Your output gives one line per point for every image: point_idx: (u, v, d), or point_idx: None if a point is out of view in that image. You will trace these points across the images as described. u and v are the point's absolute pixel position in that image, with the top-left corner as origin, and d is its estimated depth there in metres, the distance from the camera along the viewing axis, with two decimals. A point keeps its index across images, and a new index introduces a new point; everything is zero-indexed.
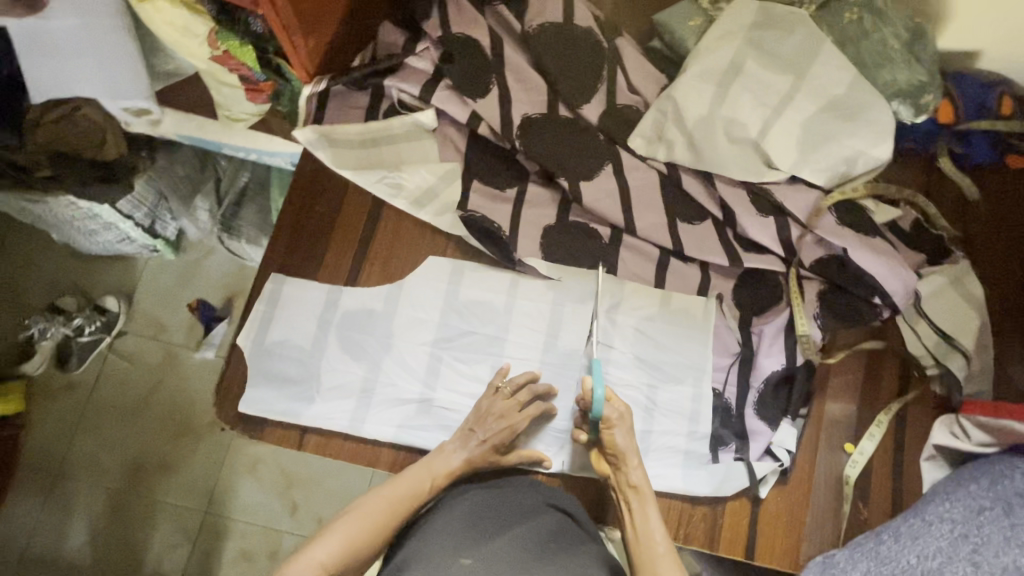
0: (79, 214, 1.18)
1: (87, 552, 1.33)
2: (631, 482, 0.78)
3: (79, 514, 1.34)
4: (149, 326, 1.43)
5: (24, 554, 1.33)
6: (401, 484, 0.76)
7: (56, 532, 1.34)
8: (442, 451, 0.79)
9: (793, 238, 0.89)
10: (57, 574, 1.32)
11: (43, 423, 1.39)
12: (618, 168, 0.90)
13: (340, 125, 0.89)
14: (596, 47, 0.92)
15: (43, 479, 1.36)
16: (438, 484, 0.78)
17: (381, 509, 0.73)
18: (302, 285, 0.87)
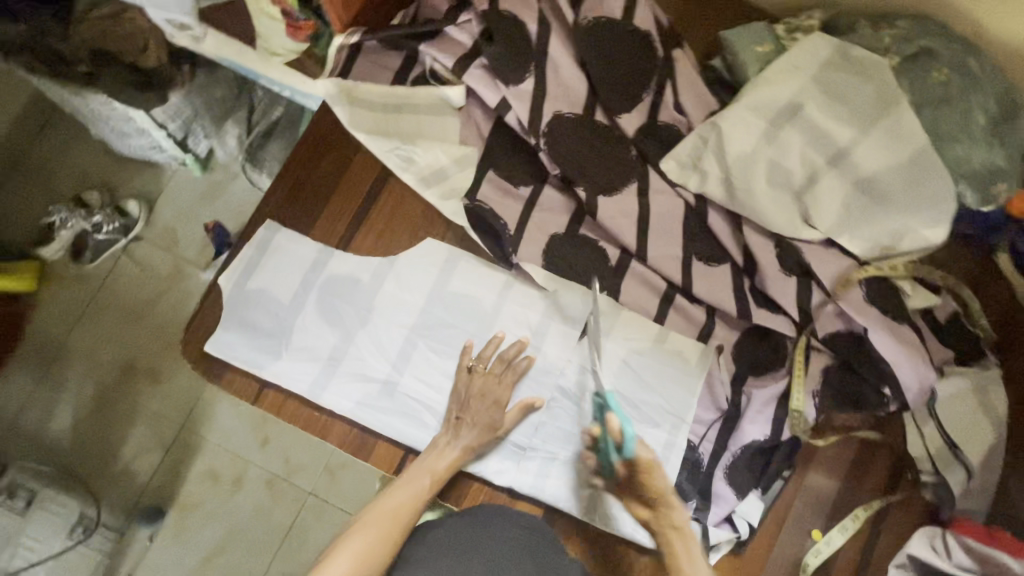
0: (116, 117, 1.17)
1: (68, 437, 1.38)
2: (674, 524, 0.71)
3: (67, 400, 1.39)
4: (164, 237, 1.44)
5: (13, 425, 1.38)
6: (402, 487, 0.74)
7: (42, 414, 1.38)
8: (435, 449, 0.77)
9: (811, 304, 0.82)
10: (37, 451, 1.37)
11: (50, 308, 1.42)
12: (643, 190, 0.84)
13: (365, 83, 0.84)
14: (650, 55, 0.85)
15: (42, 359, 1.40)
16: (440, 480, 0.75)
17: (387, 520, 0.69)
18: (295, 238, 0.85)
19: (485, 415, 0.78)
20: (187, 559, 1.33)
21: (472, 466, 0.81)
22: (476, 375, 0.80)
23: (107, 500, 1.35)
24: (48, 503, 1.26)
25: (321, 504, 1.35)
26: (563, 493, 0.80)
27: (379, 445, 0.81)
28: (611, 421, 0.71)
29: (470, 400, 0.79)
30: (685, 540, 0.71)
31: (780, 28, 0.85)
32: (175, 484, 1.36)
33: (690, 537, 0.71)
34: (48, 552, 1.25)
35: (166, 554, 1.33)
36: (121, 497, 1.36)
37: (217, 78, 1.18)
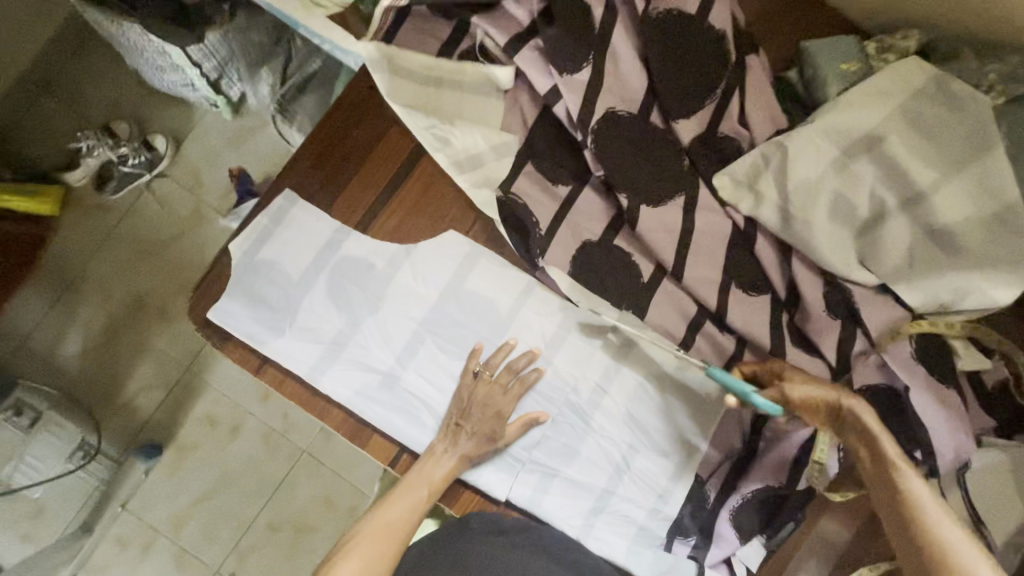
0: (153, 48, 1.14)
1: (76, 362, 1.38)
2: (859, 423, 0.66)
3: (78, 326, 1.39)
4: (188, 176, 1.42)
5: (23, 345, 1.38)
6: (399, 499, 0.72)
7: (52, 337, 1.38)
8: (432, 456, 0.74)
9: (851, 352, 0.76)
10: (46, 373, 1.37)
11: (70, 234, 1.40)
12: (690, 204, 0.77)
13: (408, 53, 0.79)
14: (721, 59, 0.78)
15: (57, 284, 1.39)
16: (436, 490, 0.73)
17: (383, 536, 0.70)
18: (311, 212, 0.81)
19: (484, 420, 0.75)
20: (179, 498, 1.35)
21: (469, 473, 0.78)
22: (481, 381, 0.76)
23: (109, 430, 1.36)
24: (51, 424, 1.27)
25: (314, 462, 1.36)
26: (558, 511, 0.78)
27: (373, 434, 0.78)
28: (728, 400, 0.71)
29: (474, 403, 0.76)
30: (881, 444, 0.64)
31: (871, 45, 0.79)
32: (174, 424, 1.37)
33: (885, 440, 0.64)
34: (48, 474, 1.28)
35: (160, 489, 1.35)
36: (122, 429, 1.37)
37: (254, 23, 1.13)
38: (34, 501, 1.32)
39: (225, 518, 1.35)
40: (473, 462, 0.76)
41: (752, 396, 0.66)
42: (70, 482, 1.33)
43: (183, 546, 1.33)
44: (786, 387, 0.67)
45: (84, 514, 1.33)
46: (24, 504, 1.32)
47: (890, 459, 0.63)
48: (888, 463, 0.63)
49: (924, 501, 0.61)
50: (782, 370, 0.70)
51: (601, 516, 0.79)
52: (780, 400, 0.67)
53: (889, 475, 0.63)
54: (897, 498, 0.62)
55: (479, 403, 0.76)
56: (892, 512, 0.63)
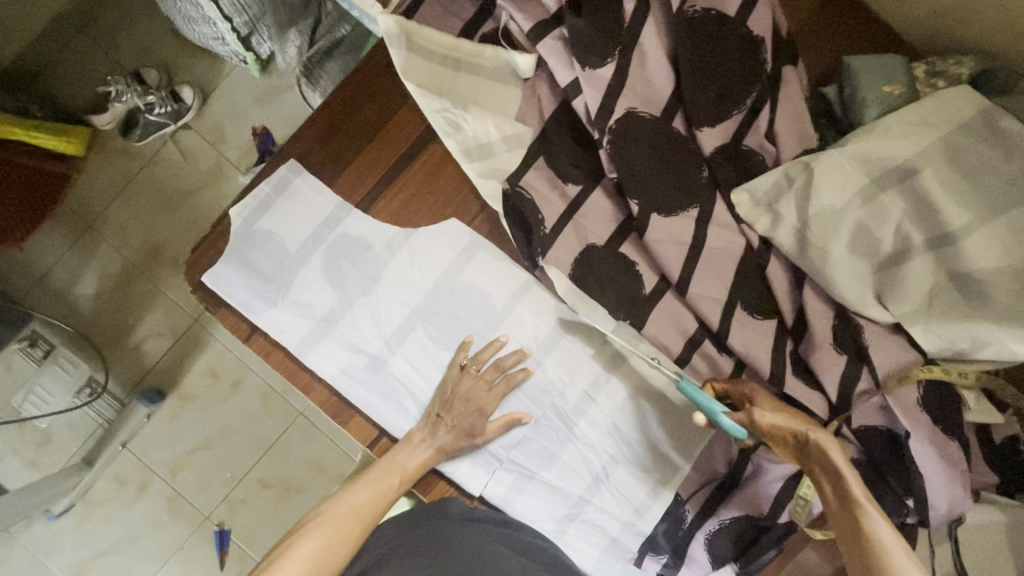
0: None
1: (91, 301, 1.41)
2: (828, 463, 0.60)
3: (95, 268, 1.41)
4: (212, 131, 1.42)
5: (42, 279, 1.41)
6: (370, 484, 0.73)
7: (71, 274, 1.41)
8: (409, 444, 0.75)
9: (853, 390, 0.73)
10: (60, 310, 1.40)
11: (93, 176, 1.42)
12: (703, 217, 0.74)
13: (427, 29, 0.75)
14: (756, 67, 0.73)
15: (78, 223, 1.42)
16: (408, 480, 0.74)
17: (348, 518, 0.70)
18: (315, 186, 0.82)
19: (465, 414, 0.76)
20: (176, 444, 1.39)
21: (445, 465, 0.78)
22: (464, 374, 0.77)
23: (117, 370, 1.40)
24: (63, 358, 1.33)
25: (307, 426, 1.38)
26: (531, 513, 0.78)
27: (358, 414, 0.81)
28: (697, 418, 0.69)
29: (458, 396, 0.76)
30: (849, 482, 0.58)
31: (919, 68, 0.74)
32: (177, 373, 1.40)
33: (853, 478, 0.58)
34: (58, 406, 1.32)
35: (159, 434, 1.39)
36: (129, 372, 1.40)
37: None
38: (41, 431, 1.37)
39: (217, 467, 1.38)
40: (447, 455, 0.76)
41: (719, 417, 0.65)
42: (75, 416, 1.38)
43: (176, 489, 1.37)
44: (753, 411, 0.65)
45: (87, 448, 1.38)
46: (31, 432, 1.37)
47: (854, 495, 0.57)
48: (852, 500, 0.57)
49: (888, 543, 0.54)
50: (754, 394, 0.68)
51: (575, 523, 0.78)
52: (748, 425, 0.65)
53: (856, 517, 0.57)
54: (859, 537, 0.55)
55: (462, 398, 0.76)
56: (853, 555, 0.55)
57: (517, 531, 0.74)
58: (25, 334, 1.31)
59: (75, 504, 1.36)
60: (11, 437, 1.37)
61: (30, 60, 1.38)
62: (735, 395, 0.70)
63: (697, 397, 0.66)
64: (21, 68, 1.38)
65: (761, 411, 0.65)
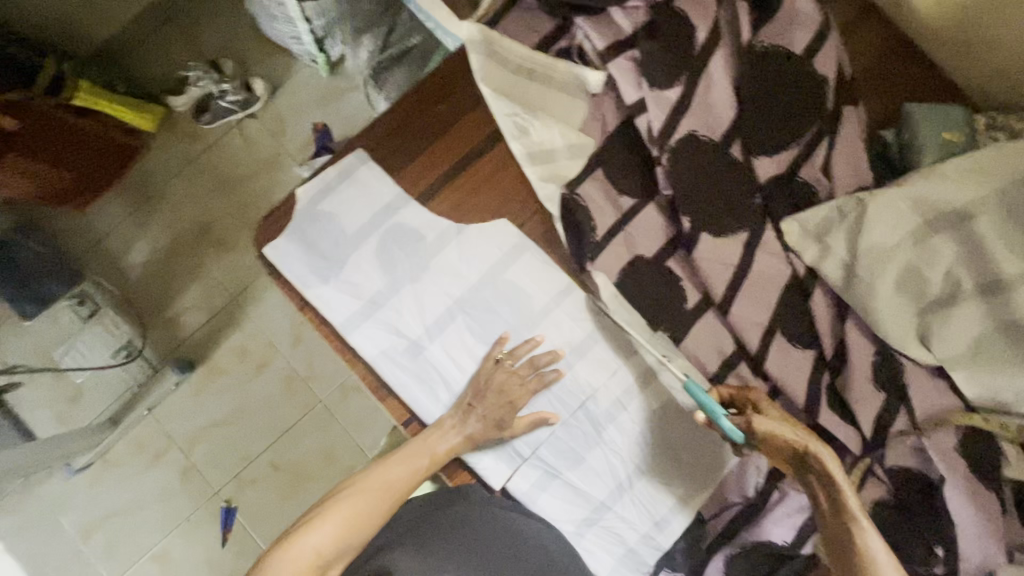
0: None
1: (139, 270, 1.48)
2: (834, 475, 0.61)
3: (148, 238, 1.49)
4: (275, 123, 1.50)
5: (96, 244, 1.48)
6: (401, 461, 0.74)
7: (124, 243, 1.48)
8: (440, 429, 0.77)
9: (888, 428, 0.74)
10: (110, 274, 1.47)
11: (158, 153, 1.51)
12: (751, 243, 0.76)
13: (509, 40, 0.81)
14: (817, 104, 0.76)
15: (139, 196, 1.50)
16: (436, 462, 0.76)
17: (378, 492, 0.71)
18: (377, 175, 0.87)
19: (497, 403, 0.77)
20: (198, 417, 1.43)
21: (470, 455, 0.79)
22: (500, 364, 0.79)
23: (153, 337, 1.46)
24: (105, 319, 1.42)
25: (325, 416, 1.42)
26: (550, 513, 0.78)
27: (391, 395, 0.83)
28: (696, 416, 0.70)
29: (491, 385, 0.78)
30: (845, 496, 0.60)
31: (980, 120, 0.76)
32: (210, 346, 1.45)
33: (849, 493, 0.60)
34: (94, 362, 1.42)
35: (183, 404, 1.43)
36: (164, 340, 1.46)
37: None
38: (75, 385, 1.43)
39: (234, 446, 1.42)
40: (474, 444, 0.78)
41: (719, 418, 0.67)
42: (109, 376, 1.44)
43: (191, 460, 1.41)
44: (753, 418, 0.66)
45: (115, 408, 1.43)
46: (65, 386, 1.43)
47: (850, 509, 0.59)
48: (847, 514, 0.59)
49: (877, 557, 0.56)
50: (758, 399, 0.70)
51: (593, 528, 0.78)
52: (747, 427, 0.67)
53: (847, 526, 0.59)
54: (851, 552, 0.58)
55: (493, 386, 0.78)
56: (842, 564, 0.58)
57: (541, 525, 0.75)
58: (76, 292, 1.42)
59: (94, 462, 1.41)
60: (46, 389, 1.43)
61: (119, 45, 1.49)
62: (739, 400, 0.72)
63: (699, 397, 0.68)
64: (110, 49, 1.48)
65: (762, 418, 0.66)
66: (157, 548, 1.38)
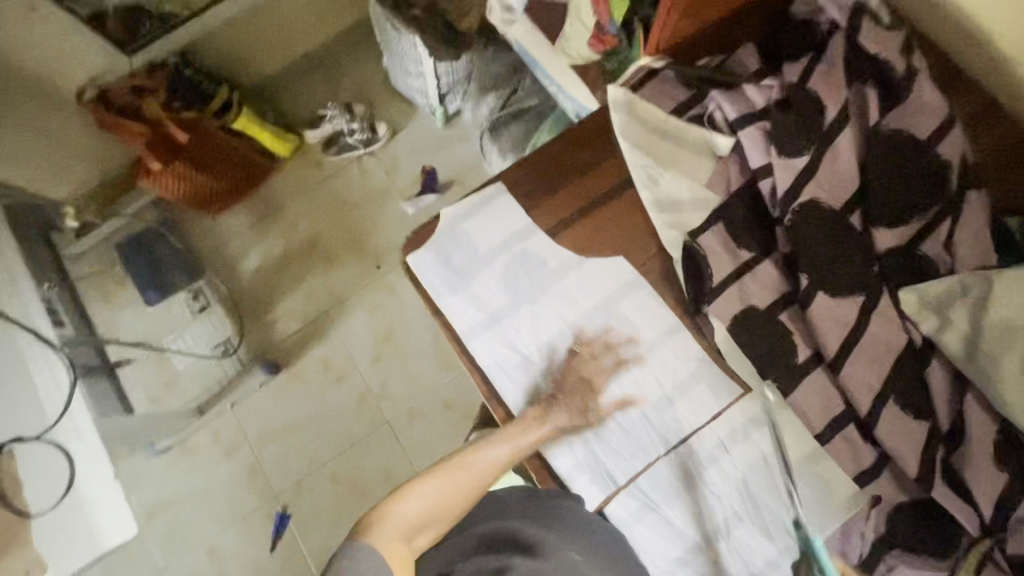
0: (411, 57, 1.43)
1: (251, 274, 1.60)
2: None
3: (259, 246, 1.62)
4: (389, 161, 1.65)
5: (212, 250, 1.61)
6: (488, 448, 0.85)
7: (237, 252, 1.62)
8: (527, 424, 0.85)
9: (1011, 515, 0.71)
10: (224, 275, 1.60)
11: (286, 174, 1.66)
12: (868, 307, 0.79)
13: (651, 105, 0.93)
14: (938, 183, 0.81)
15: (262, 210, 1.64)
16: (519, 453, 0.84)
17: (467, 472, 0.85)
18: (513, 205, 0.97)
19: (580, 400, 0.85)
20: (276, 417, 1.51)
21: (570, 475, 0.83)
22: (593, 363, 0.87)
23: (249, 338, 1.56)
24: (213, 315, 1.55)
25: (391, 436, 1.47)
26: (646, 544, 0.81)
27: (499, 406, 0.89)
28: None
29: (582, 388, 0.85)
30: None
31: None
32: (297, 353, 1.54)
33: None
34: (196, 350, 1.53)
35: (263, 404, 1.52)
36: (257, 341, 1.56)
37: (489, 56, 1.36)
38: (173, 371, 1.54)
39: (300, 453, 1.48)
40: (579, 459, 0.84)
41: None
42: (206, 368, 1.54)
43: (259, 460, 1.48)
44: None
45: (202, 398, 1.52)
46: (164, 371, 1.54)
47: None
48: None
49: None
50: None
51: (686, 569, 0.80)
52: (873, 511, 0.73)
53: None
54: None
55: (581, 386, 0.85)
56: None
57: (618, 539, 0.82)
58: (194, 286, 1.54)
59: (174, 446, 1.50)
60: (148, 370, 1.54)
61: (275, 82, 1.71)
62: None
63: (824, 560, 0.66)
64: (266, 85, 1.70)
65: None
66: (210, 540, 1.44)
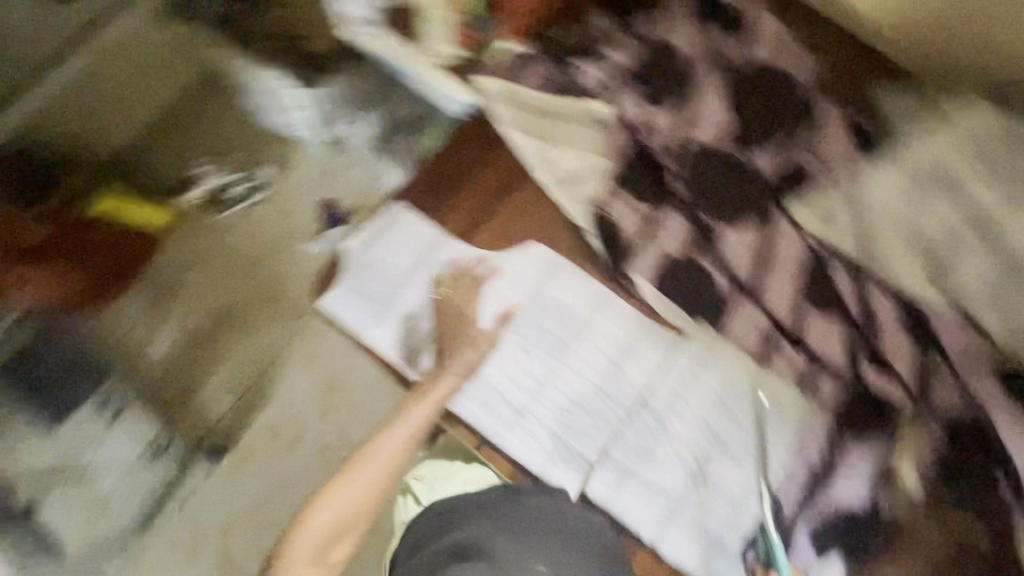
0: (270, 100, 1.09)
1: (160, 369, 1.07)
2: None
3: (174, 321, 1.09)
4: (281, 221, 1.09)
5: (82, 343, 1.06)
6: (388, 436, 0.80)
7: (146, 329, 1.08)
8: (421, 397, 0.82)
9: (929, 379, 0.79)
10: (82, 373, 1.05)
11: (170, 252, 1.11)
12: (768, 230, 0.86)
13: (526, 88, 0.96)
14: (794, 104, 0.90)
15: (161, 291, 1.10)
16: (415, 429, 0.80)
17: (372, 468, 0.79)
18: (416, 220, 0.94)
19: (472, 356, 0.84)
20: (236, 502, 0.99)
21: (543, 468, 0.82)
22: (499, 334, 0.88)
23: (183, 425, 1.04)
24: (131, 422, 1.04)
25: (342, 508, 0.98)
26: (632, 512, 0.80)
27: (458, 424, 0.85)
28: None
29: (479, 354, 0.84)
30: None
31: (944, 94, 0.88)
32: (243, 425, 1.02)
33: None
34: (124, 462, 1.03)
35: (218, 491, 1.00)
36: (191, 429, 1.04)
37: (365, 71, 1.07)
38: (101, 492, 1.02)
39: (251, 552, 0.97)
40: (547, 451, 0.83)
41: None
42: (134, 478, 1.03)
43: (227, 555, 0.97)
44: None
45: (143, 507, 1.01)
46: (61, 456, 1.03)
47: None
48: None
49: None
50: None
51: (675, 522, 0.80)
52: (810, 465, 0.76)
53: None
54: None
55: (468, 343, 0.85)
56: None
57: (570, 506, 0.75)
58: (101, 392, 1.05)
59: None
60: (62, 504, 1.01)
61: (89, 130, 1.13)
62: None
63: None
64: (117, 162, 1.15)
65: None
66: None
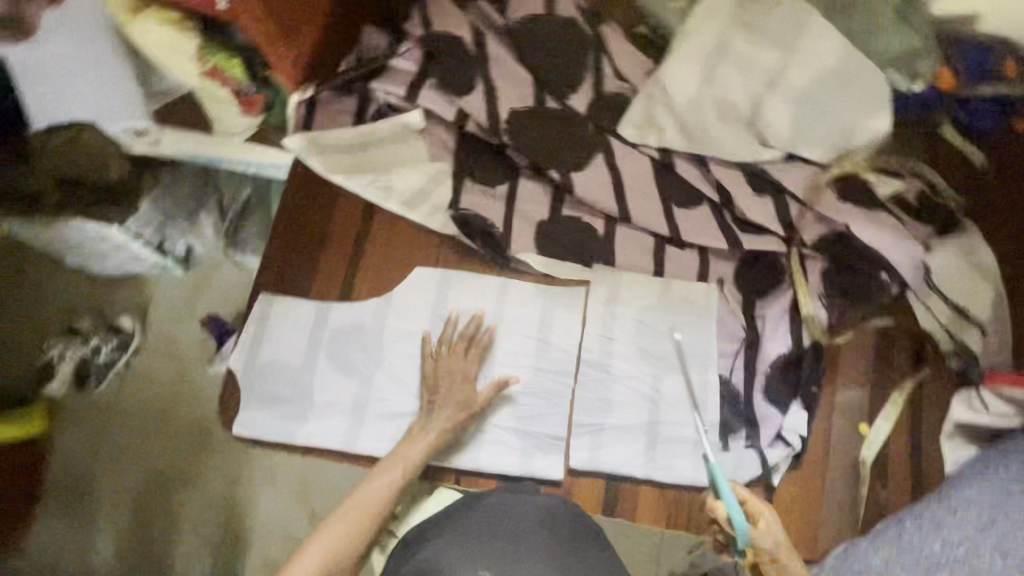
0: (87, 249, 0.92)
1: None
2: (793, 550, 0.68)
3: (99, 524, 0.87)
4: (156, 360, 0.92)
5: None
6: (376, 478, 0.75)
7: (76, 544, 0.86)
8: (410, 438, 0.78)
9: (792, 217, 0.88)
10: None
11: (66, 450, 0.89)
12: (609, 157, 0.90)
13: (333, 131, 0.92)
14: (578, 38, 0.95)
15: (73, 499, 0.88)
16: (410, 467, 0.76)
17: (355, 515, 0.73)
18: (290, 304, 0.90)
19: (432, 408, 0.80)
20: None
21: (525, 465, 0.83)
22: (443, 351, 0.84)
23: None
24: None
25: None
26: (618, 460, 0.83)
27: (432, 469, 0.84)
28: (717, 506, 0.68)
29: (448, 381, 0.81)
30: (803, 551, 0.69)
31: None
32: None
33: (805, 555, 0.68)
34: None
35: None
36: None
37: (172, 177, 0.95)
38: None
39: None
40: (519, 449, 0.84)
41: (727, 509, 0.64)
42: None
43: None
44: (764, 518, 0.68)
45: None
46: None
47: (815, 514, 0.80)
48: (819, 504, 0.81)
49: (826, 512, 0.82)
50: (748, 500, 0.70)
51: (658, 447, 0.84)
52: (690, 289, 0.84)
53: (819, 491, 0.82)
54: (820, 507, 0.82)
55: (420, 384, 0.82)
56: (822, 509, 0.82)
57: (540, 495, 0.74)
58: None
59: None
60: None
61: None
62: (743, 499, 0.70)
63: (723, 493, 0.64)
64: None
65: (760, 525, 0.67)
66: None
